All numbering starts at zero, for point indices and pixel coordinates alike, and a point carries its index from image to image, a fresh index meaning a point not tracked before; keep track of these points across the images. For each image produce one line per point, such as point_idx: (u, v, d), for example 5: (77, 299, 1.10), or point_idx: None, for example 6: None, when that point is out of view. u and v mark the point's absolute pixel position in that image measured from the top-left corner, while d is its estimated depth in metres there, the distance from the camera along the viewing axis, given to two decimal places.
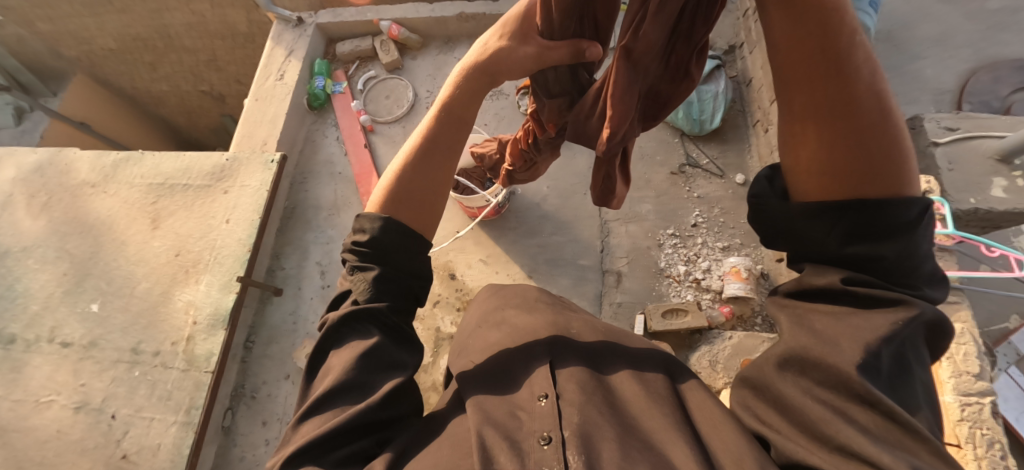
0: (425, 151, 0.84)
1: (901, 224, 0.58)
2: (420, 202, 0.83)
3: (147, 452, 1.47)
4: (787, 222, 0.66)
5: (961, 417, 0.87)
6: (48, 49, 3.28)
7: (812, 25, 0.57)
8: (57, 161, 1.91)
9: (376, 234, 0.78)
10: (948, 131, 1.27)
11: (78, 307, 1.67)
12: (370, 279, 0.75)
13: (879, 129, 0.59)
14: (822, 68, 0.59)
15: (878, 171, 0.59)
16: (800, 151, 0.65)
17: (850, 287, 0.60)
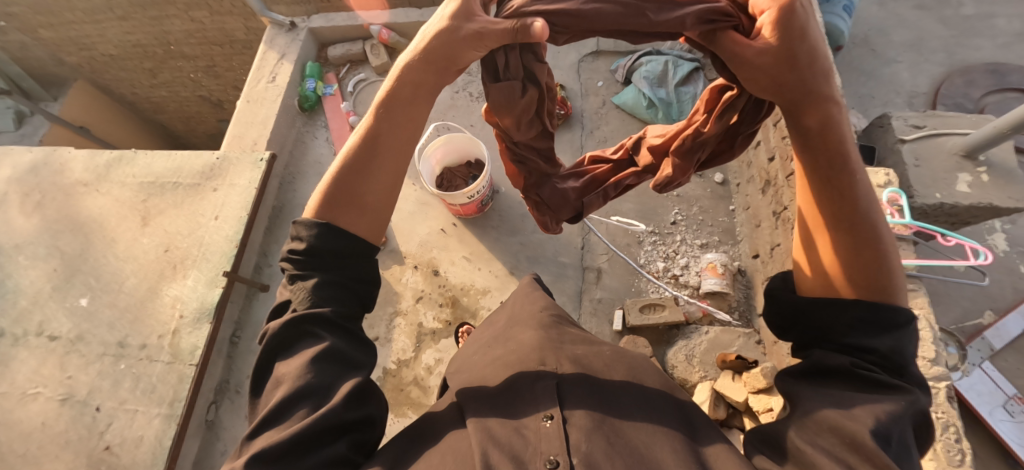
0: (367, 152, 0.72)
1: (896, 324, 0.61)
2: (351, 200, 0.72)
3: (129, 444, 1.48)
4: (799, 310, 0.68)
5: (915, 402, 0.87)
6: (50, 55, 3.35)
7: (813, 139, 0.65)
8: (51, 160, 1.95)
9: (313, 239, 0.70)
10: (914, 128, 1.31)
11: (67, 302, 1.69)
12: (310, 287, 0.69)
13: (872, 236, 0.63)
14: (823, 174, 0.66)
15: (878, 273, 0.63)
16: (809, 248, 0.69)
17: (856, 369, 0.59)
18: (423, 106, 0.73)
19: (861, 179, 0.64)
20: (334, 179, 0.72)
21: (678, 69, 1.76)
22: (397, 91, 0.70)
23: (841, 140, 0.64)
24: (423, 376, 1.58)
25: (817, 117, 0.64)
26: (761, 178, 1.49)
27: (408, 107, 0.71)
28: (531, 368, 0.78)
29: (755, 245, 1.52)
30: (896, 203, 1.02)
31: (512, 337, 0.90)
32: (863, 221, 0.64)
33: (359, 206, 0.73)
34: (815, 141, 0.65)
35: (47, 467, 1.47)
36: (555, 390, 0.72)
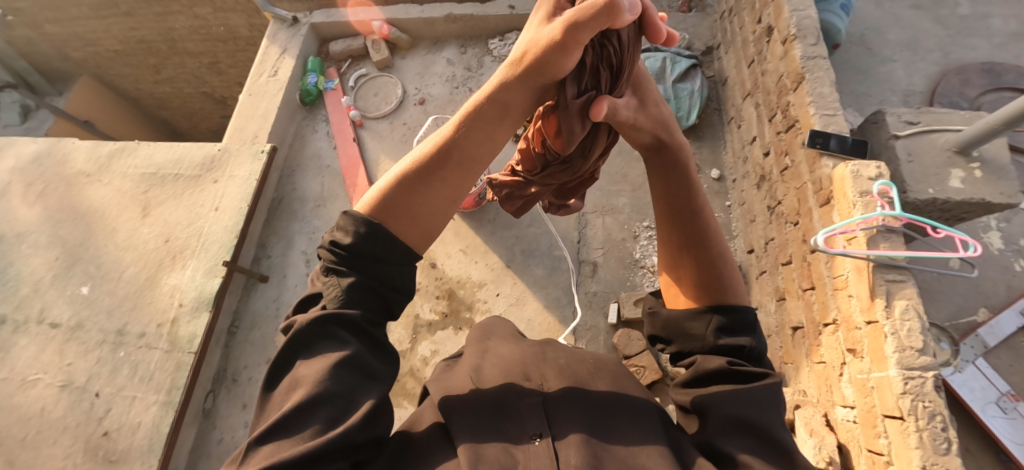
0: (433, 168, 0.66)
1: (746, 321, 0.74)
2: (406, 214, 0.66)
3: (127, 429, 1.50)
4: (678, 321, 0.77)
5: (905, 391, 0.88)
6: (56, 51, 3.38)
7: (675, 171, 0.80)
8: (54, 151, 1.97)
9: (362, 237, 0.65)
10: (909, 124, 1.31)
11: (67, 289, 1.71)
12: (345, 287, 0.65)
13: (714, 252, 0.79)
14: (679, 205, 0.81)
15: (722, 278, 0.77)
16: (676, 267, 0.81)
17: (733, 368, 0.68)
18: (506, 129, 0.67)
19: (700, 201, 0.81)
20: (394, 182, 0.66)
21: (676, 65, 1.77)
22: (482, 106, 0.65)
23: (686, 173, 0.81)
24: (419, 367, 1.59)
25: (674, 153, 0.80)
26: (756, 174, 1.50)
27: (488, 124, 0.65)
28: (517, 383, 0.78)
29: (750, 240, 1.53)
30: (887, 195, 1.01)
31: (494, 350, 0.90)
32: (708, 234, 0.80)
33: (413, 217, 0.67)
34: (672, 173, 0.80)
35: (46, 451, 1.49)
36: (542, 410, 0.73)
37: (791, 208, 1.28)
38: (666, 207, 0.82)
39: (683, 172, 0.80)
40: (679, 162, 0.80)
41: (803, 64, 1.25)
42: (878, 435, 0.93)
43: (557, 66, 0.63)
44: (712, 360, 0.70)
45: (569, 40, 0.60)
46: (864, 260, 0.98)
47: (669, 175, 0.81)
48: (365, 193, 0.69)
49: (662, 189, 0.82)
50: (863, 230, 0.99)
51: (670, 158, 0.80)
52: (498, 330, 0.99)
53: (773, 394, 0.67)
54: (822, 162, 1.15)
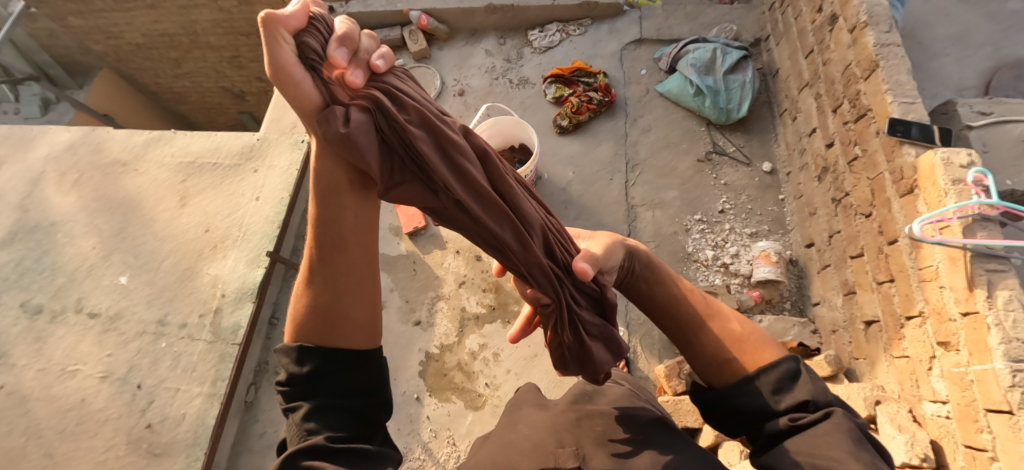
0: (327, 273, 0.71)
1: (795, 374, 0.69)
2: (327, 322, 0.72)
3: (171, 422, 1.48)
4: (728, 412, 0.73)
5: (1013, 383, 0.84)
6: (77, 44, 3.34)
7: (654, 272, 0.89)
8: (89, 140, 1.94)
9: (298, 368, 0.70)
10: (981, 115, 1.27)
11: (105, 280, 1.68)
12: (299, 418, 0.68)
13: (724, 321, 0.80)
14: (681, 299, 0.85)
15: (750, 339, 0.77)
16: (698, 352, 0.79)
17: (796, 423, 0.64)
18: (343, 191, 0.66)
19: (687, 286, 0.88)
20: (306, 308, 0.72)
21: (726, 57, 1.74)
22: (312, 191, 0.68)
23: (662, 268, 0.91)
24: (466, 361, 1.57)
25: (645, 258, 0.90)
26: (817, 165, 1.47)
27: (342, 209, 0.67)
28: (552, 452, 0.76)
29: (810, 234, 1.50)
30: (983, 183, 0.97)
31: (524, 418, 0.90)
32: (710, 308, 0.84)
33: (337, 324, 0.72)
34: (651, 271, 0.89)
35: (86, 444, 1.46)
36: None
37: (862, 199, 1.26)
38: (657, 306, 0.86)
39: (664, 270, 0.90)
40: (654, 265, 0.90)
41: (877, 51, 1.21)
42: (980, 430, 0.90)
43: (302, 105, 0.59)
44: (774, 422, 0.66)
45: (277, 62, 0.55)
46: (960, 250, 0.94)
47: (654, 276, 0.89)
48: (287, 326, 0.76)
49: (649, 283, 0.88)
50: (957, 219, 0.94)
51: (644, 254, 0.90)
52: (529, 397, 0.99)
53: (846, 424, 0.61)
54: (904, 150, 1.11)
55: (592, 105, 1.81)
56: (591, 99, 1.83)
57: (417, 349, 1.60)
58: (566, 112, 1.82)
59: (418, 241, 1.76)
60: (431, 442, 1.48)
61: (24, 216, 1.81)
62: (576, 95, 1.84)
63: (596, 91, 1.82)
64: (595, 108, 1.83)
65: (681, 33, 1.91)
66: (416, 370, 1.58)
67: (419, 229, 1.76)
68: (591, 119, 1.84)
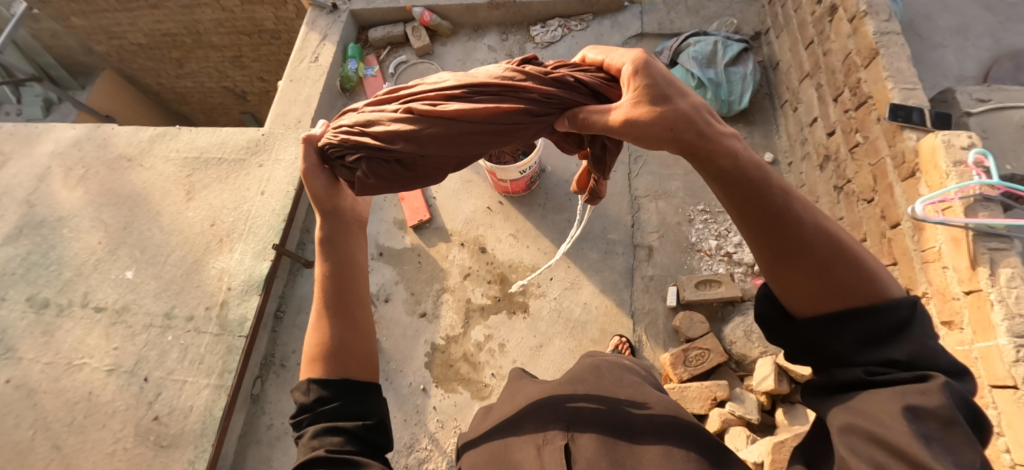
0: (332, 303, 0.77)
1: (901, 324, 0.54)
2: (334, 355, 0.73)
3: (178, 414, 1.48)
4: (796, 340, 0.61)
5: (1018, 358, 0.86)
6: (80, 45, 3.35)
7: (735, 175, 0.59)
8: (95, 136, 1.95)
9: (311, 399, 0.70)
10: (980, 102, 1.28)
11: (112, 273, 1.69)
12: (309, 439, 0.66)
13: (834, 250, 0.57)
14: (766, 210, 0.59)
15: (856, 283, 0.56)
16: (785, 280, 0.60)
17: (873, 378, 0.53)
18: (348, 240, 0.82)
19: (781, 188, 0.60)
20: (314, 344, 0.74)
21: (727, 49, 1.76)
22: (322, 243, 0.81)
23: (747, 158, 0.60)
24: (473, 352, 1.57)
25: (724, 156, 0.60)
26: (818, 154, 1.49)
27: (340, 243, 0.81)
28: (543, 427, 0.69)
29: None
30: (983, 164, 0.98)
31: (521, 391, 0.85)
32: (815, 236, 0.58)
33: (342, 355, 0.74)
34: (735, 173, 0.59)
35: (94, 436, 1.47)
36: (564, 422, 0.69)
37: (864, 185, 1.27)
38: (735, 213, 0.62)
39: (755, 172, 0.60)
40: (739, 160, 0.60)
41: (877, 39, 1.22)
42: (985, 405, 0.92)
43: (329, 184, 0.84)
44: (847, 369, 0.56)
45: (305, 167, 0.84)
46: (962, 230, 0.95)
47: (736, 179, 0.60)
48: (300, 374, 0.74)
49: (718, 187, 0.62)
50: (959, 199, 0.96)
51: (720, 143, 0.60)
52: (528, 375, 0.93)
53: (938, 401, 0.49)
54: (905, 135, 1.12)
55: None
56: None
57: (423, 341, 1.61)
58: None
59: (423, 234, 1.77)
60: (438, 432, 1.48)
61: (30, 211, 1.82)
62: None
63: None
64: None
65: (683, 28, 1.93)
66: (423, 362, 1.59)
67: (423, 222, 1.77)
68: None
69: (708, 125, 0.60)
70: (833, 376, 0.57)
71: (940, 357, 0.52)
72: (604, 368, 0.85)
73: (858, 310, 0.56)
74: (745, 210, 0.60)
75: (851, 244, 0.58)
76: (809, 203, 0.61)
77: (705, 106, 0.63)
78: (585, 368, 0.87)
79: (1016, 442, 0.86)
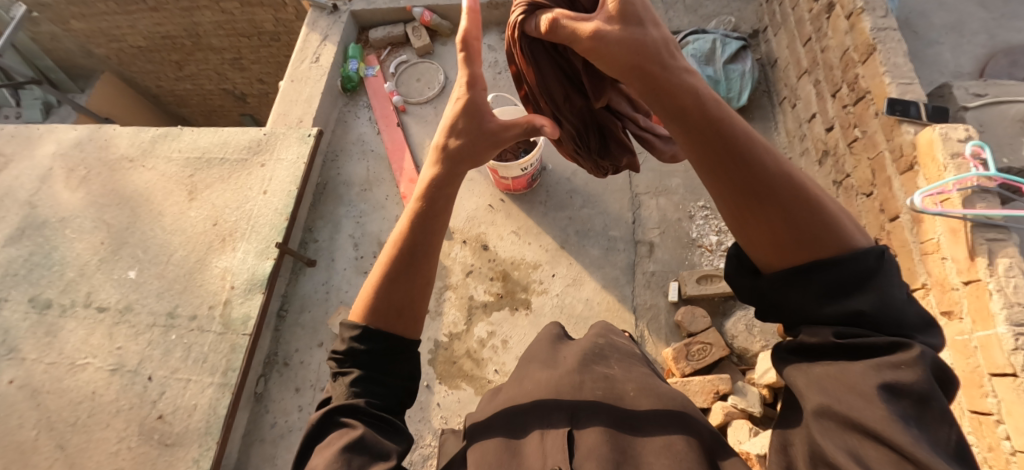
0: (407, 251, 0.71)
1: (869, 272, 0.50)
2: (395, 312, 0.70)
3: (182, 412, 1.49)
4: (760, 293, 0.58)
5: (1016, 346, 0.87)
6: (79, 47, 3.32)
7: (692, 112, 0.56)
8: (96, 137, 1.95)
9: (355, 342, 0.68)
10: (977, 96, 1.30)
11: (115, 273, 1.69)
12: (348, 383, 0.67)
13: (792, 192, 0.53)
14: (725, 149, 0.55)
15: (820, 227, 0.53)
16: (745, 228, 0.56)
17: (843, 342, 0.50)
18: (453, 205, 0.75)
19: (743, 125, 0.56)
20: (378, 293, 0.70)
21: (726, 47, 1.77)
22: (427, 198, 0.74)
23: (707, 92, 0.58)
24: (476, 348, 1.58)
25: (681, 92, 0.57)
26: (817, 149, 1.51)
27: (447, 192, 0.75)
28: (549, 412, 0.69)
29: None
30: (980, 156, 1.01)
31: (529, 376, 0.79)
32: (773, 178, 0.54)
33: (403, 310, 0.71)
34: (691, 108, 0.56)
35: (98, 435, 1.47)
36: (567, 411, 0.68)
37: (863, 179, 1.29)
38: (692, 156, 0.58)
39: (711, 108, 0.56)
40: (697, 96, 0.57)
41: (873, 35, 1.23)
42: (985, 394, 0.94)
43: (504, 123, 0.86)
44: (814, 332, 0.52)
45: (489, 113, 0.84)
46: (960, 221, 0.97)
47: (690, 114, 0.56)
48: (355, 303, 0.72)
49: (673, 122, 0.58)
50: (957, 191, 0.97)
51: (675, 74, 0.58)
52: (540, 350, 0.88)
53: (914, 376, 0.46)
54: (903, 129, 1.13)
55: None
56: None
57: (426, 338, 1.62)
58: None
59: None
60: (441, 428, 1.49)
61: (32, 212, 1.83)
62: None
63: None
64: None
65: (681, 26, 1.94)
66: (425, 359, 1.59)
67: None
68: None
69: (665, 56, 0.58)
70: (801, 338, 0.54)
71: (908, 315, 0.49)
72: (612, 354, 0.83)
73: (821, 260, 0.52)
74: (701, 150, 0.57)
75: (812, 188, 0.55)
76: (769, 144, 0.57)
77: (672, 43, 0.62)
78: (588, 352, 0.82)
79: (1016, 429, 0.87)
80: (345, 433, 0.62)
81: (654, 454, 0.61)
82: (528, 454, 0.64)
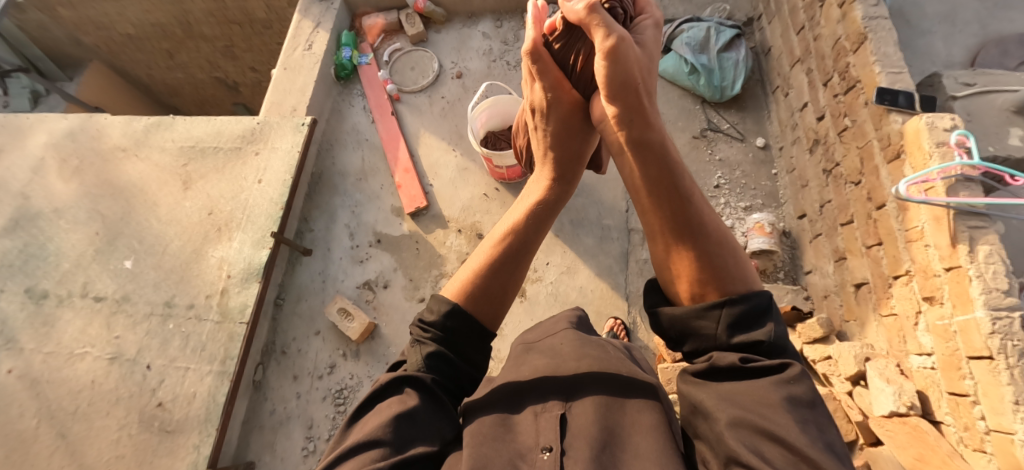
0: (515, 247, 0.78)
1: (763, 311, 0.61)
2: (494, 301, 0.76)
3: (182, 400, 1.51)
4: (671, 324, 0.66)
5: (993, 331, 0.90)
6: (68, 36, 3.24)
7: (654, 163, 0.68)
8: (87, 127, 1.93)
9: (445, 319, 0.72)
10: (965, 86, 1.31)
11: (111, 264, 1.70)
12: (425, 354, 0.70)
13: (715, 236, 0.66)
14: (673, 192, 0.67)
15: (731, 267, 0.64)
16: (677, 262, 0.66)
17: (747, 365, 0.56)
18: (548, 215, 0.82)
19: (688, 180, 0.69)
20: (467, 290, 0.75)
21: (720, 35, 1.77)
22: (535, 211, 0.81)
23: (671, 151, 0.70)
24: None
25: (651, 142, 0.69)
26: (808, 138, 1.52)
27: (556, 208, 0.84)
28: (546, 393, 0.71)
29: (802, 205, 1.56)
30: (965, 145, 1.02)
31: (528, 362, 0.81)
32: (704, 223, 0.67)
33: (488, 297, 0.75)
34: (655, 157, 0.68)
35: (99, 424, 1.49)
36: (563, 394, 0.70)
37: (851, 168, 1.31)
38: (650, 194, 0.68)
39: (665, 159, 0.68)
40: (658, 148, 0.69)
41: (865, 24, 1.24)
42: (963, 376, 0.97)
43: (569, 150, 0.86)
44: (723, 357, 0.58)
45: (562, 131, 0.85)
46: (944, 208, 0.99)
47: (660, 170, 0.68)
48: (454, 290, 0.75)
49: (643, 170, 0.69)
50: (941, 180, 0.99)
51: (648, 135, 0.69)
52: (541, 339, 0.90)
53: (802, 389, 0.53)
54: (891, 118, 1.15)
55: None
56: None
57: None
58: None
59: (421, 221, 1.81)
60: None
61: (25, 203, 1.82)
62: None
63: None
64: None
65: (676, 13, 1.94)
66: None
67: (421, 209, 1.81)
68: None
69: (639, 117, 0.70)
70: (711, 360, 0.59)
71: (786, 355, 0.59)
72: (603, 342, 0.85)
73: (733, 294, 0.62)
74: (658, 194, 0.67)
75: (727, 237, 0.67)
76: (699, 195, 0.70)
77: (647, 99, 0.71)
78: (585, 338, 0.85)
79: (992, 409, 0.90)
80: (400, 403, 0.64)
81: (641, 434, 0.61)
82: (522, 431, 0.66)
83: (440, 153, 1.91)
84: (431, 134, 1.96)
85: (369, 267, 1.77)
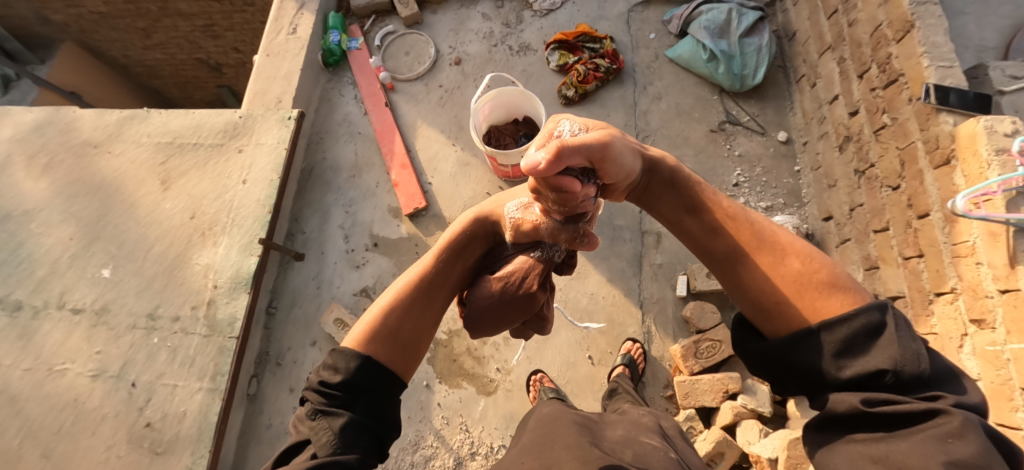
0: (422, 287, 0.74)
1: (877, 326, 0.55)
2: (403, 346, 0.71)
3: (171, 419, 1.42)
4: (768, 362, 0.63)
5: None
6: (35, 14, 3.02)
7: (695, 198, 0.74)
8: (56, 120, 1.79)
9: (346, 379, 0.66)
10: (1013, 79, 1.19)
11: (88, 272, 1.59)
12: (336, 428, 0.63)
13: (771, 260, 0.64)
14: (717, 225, 0.70)
15: (804, 286, 0.60)
16: (745, 286, 0.65)
17: (873, 410, 0.52)
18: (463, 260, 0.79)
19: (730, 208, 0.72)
20: (373, 327, 0.71)
21: (741, 19, 1.64)
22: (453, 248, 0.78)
23: (702, 187, 0.75)
24: (476, 346, 1.52)
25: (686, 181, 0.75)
26: (838, 134, 1.42)
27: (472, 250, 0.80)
28: None
29: (827, 206, 1.47)
30: None
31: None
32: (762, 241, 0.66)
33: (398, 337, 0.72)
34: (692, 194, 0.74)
35: (84, 443, 1.41)
36: None
37: (889, 171, 1.21)
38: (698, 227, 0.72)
39: (700, 194, 0.74)
40: (691, 185, 0.75)
41: (912, 10, 1.12)
42: (1014, 408, 0.89)
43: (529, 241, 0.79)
44: (842, 399, 0.55)
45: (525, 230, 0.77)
46: (1002, 225, 0.89)
47: (691, 209, 0.74)
48: (362, 325, 0.72)
49: (679, 208, 0.75)
50: (1001, 193, 0.88)
51: (664, 174, 0.76)
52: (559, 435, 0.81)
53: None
54: (940, 119, 1.04)
55: (599, 73, 1.72)
56: (597, 65, 1.73)
57: None
58: (571, 81, 1.72)
59: (420, 222, 1.70)
60: (443, 428, 1.44)
61: None
62: (581, 62, 1.74)
63: (602, 58, 1.72)
64: (603, 76, 1.73)
65: None
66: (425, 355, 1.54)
67: (420, 210, 1.69)
68: (597, 88, 1.75)
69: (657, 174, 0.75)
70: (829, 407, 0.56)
71: (925, 359, 0.53)
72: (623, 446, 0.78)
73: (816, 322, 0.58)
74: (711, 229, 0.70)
75: (790, 255, 0.64)
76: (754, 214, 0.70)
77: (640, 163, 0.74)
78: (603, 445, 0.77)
79: None
80: None
81: None
82: None
83: (439, 147, 1.78)
84: (429, 125, 1.83)
85: (366, 271, 1.67)
